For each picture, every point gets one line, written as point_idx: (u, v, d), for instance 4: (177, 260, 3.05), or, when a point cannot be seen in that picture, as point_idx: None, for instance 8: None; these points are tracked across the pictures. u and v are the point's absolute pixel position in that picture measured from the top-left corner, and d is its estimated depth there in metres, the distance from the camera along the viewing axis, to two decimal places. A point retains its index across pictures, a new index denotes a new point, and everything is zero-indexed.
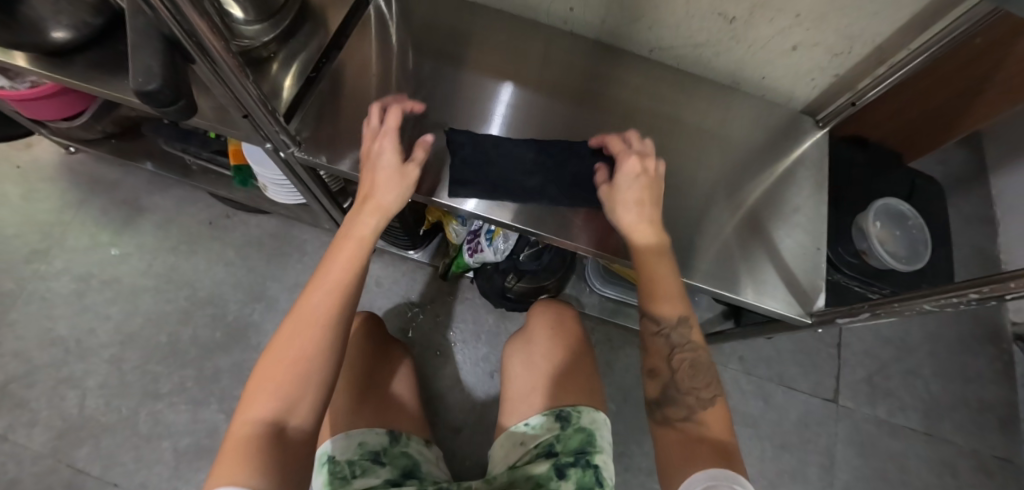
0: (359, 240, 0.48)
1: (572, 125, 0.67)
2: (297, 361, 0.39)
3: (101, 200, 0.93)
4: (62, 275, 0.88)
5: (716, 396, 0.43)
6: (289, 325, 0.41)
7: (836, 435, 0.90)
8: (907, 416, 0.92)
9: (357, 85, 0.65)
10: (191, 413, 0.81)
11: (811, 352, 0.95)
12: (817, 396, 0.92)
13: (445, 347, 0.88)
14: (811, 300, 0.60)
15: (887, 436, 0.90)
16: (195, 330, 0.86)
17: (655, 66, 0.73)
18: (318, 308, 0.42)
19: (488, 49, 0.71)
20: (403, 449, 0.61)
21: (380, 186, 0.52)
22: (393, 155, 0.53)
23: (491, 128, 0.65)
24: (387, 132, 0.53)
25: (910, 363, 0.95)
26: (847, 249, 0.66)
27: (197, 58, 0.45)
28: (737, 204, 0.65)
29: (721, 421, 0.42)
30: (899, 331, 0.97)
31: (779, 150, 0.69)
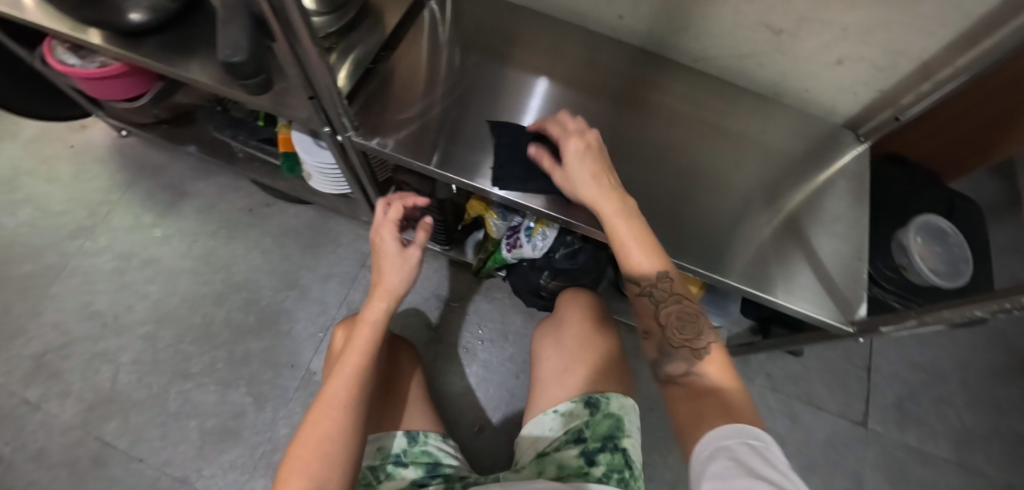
0: (371, 325, 0.51)
1: (611, 125, 0.70)
2: (322, 445, 0.42)
3: (147, 183, 0.97)
4: (104, 252, 0.91)
5: (712, 341, 0.43)
6: (314, 411, 0.45)
7: (864, 459, 0.88)
8: (938, 445, 0.90)
9: (406, 77, 0.68)
10: (220, 394, 0.82)
11: (839, 373, 0.94)
12: (844, 418, 0.91)
13: (472, 345, 0.89)
14: (853, 309, 0.61)
15: (916, 463, 0.88)
16: (228, 313, 0.88)
17: (699, 74, 0.75)
18: (338, 389, 0.46)
19: (532, 49, 0.74)
20: (423, 447, 0.60)
21: (388, 274, 0.54)
22: (394, 241, 0.55)
23: (524, 119, 0.67)
24: (385, 223, 0.56)
25: (941, 390, 0.94)
26: (884, 262, 0.67)
27: (279, 38, 0.47)
28: (776, 209, 0.67)
29: (722, 366, 0.41)
30: (930, 356, 0.96)
31: (820, 160, 0.71)
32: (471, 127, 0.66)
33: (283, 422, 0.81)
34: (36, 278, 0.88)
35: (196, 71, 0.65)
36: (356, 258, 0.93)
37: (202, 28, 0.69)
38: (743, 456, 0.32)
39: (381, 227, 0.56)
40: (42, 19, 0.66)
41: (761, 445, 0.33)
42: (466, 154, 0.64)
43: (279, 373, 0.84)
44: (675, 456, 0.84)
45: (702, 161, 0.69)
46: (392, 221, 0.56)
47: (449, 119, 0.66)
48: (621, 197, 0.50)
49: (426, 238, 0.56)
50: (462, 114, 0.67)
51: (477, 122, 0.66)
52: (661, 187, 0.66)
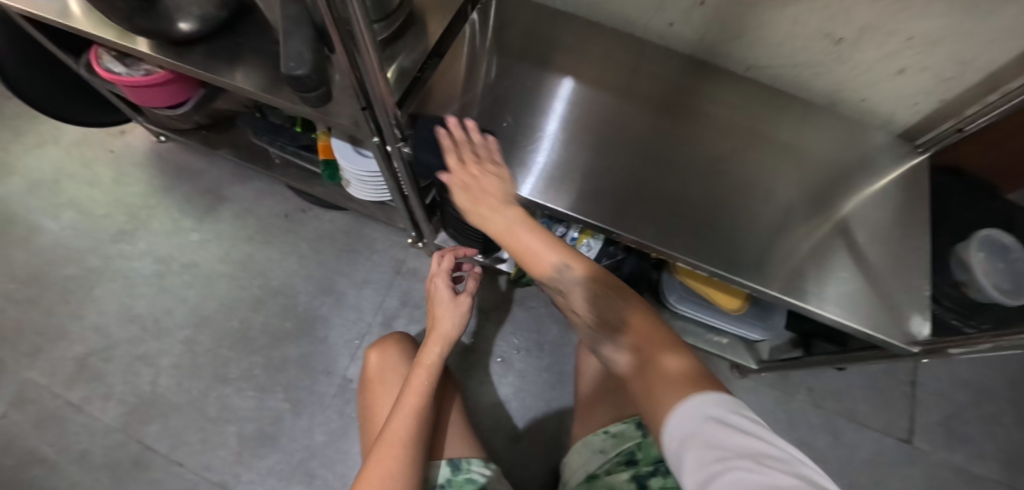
0: (427, 367, 0.55)
1: (653, 131, 0.69)
2: (385, 483, 0.46)
3: (185, 189, 0.97)
4: (144, 256, 0.92)
5: (625, 308, 0.46)
6: (376, 450, 0.48)
7: (910, 479, 0.85)
8: (988, 465, 0.87)
9: (449, 84, 0.67)
10: (257, 400, 0.82)
11: (883, 388, 0.92)
12: (889, 436, 0.88)
13: (507, 355, 0.88)
14: (916, 329, 0.59)
15: (965, 485, 0.85)
16: (265, 319, 0.88)
17: (747, 82, 0.73)
18: (399, 429, 0.49)
19: (570, 55, 0.73)
20: (467, 476, 0.58)
21: (442, 322, 0.59)
22: (447, 287, 0.61)
23: (548, 123, 0.67)
24: (439, 274, 0.62)
25: (992, 409, 0.91)
26: (944, 279, 0.65)
27: (337, 48, 0.47)
28: (830, 221, 0.65)
29: (647, 327, 0.44)
30: (980, 373, 0.93)
31: (875, 171, 0.69)
32: (511, 135, 0.65)
33: (320, 429, 0.81)
34: (79, 281, 0.89)
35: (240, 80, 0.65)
36: (391, 265, 0.93)
37: (245, 34, 0.69)
38: (705, 432, 0.30)
39: (435, 275, 0.63)
40: (89, 26, 0.66)
41: (718, 408, 0.32)
42: (509, 160, 0.63)
43: (315, 380, 0.84)
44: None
45: (749, 170, 0.68)
46: (444, 273, 0.62)
47: (494, 128, 0.65)
48: (509, 215, 0.54)
49: (476, 284, 0.63)
50: (500, 119, 0.66)
51: (520, 131, 0.66)
52: (709, 196, 0.65)
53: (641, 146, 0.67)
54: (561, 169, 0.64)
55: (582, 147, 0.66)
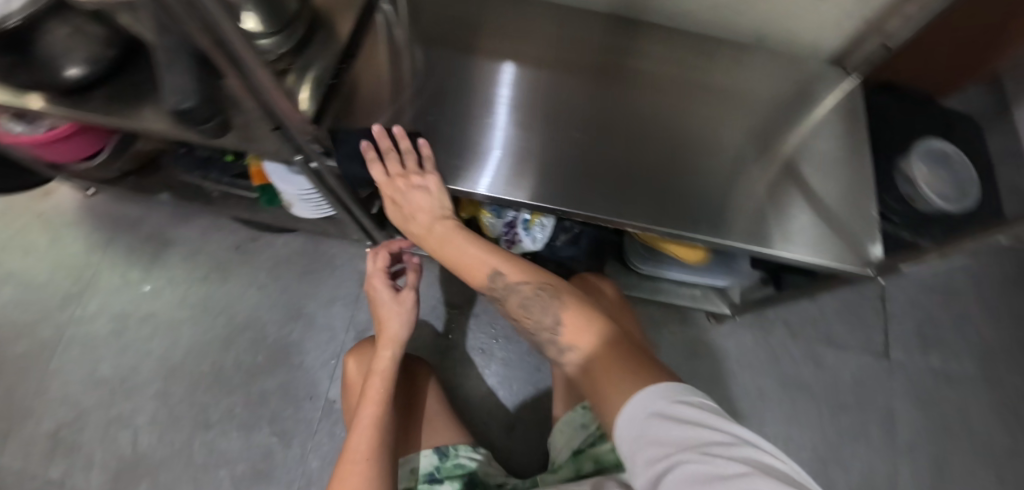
0: (381, 373, 0.54)
1: (593, 98, 0.67)
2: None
3: (126, 239, 0.93)
4: (98, 316, 0.88)
5: (559, 310, 0.44)
6: (340, 466, 0.48)
7: (893, 390, 0.89)
8: (961, 362, 0.92)
9: (371, 84, 0.64)
10: (244, 438, 0.81)
11: (855, 308, 0.95)
12: (868, 352, 0.91)
13: (487, 346, 0.88)
14: (866, 251, 0.60)
15: (944, 385, 0.90)
16: (237, 356, 0.86)
17: (674, 33, 0.74)
18: (361, 444, 0.48)
19: (496, 34, 0.71)
20: (456, 461, 0.58)
21: (388, 322, 0.57)
22: (386, 287, 0.59)
23: (498, 112, 0.64)
24: (375, 274, 0.60)
25: (958, 308, 0.96)
26: (891, 196, 0.65)
27: (228, 72, 0.44)
28: (774, 157, 0.66)
29: (581, 325, 0.42)
30: (942, 277, 0.98)
31: (808, 101, 0.71)
32: (444, 126, 0.62)
33: (313, 455, 0.80)
34: (33, 355, 0.86)
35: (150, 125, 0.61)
36: (355, 278, 0.92)
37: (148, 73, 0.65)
38: (649, 430, 0.30)
39: (371, 277, 0.61)
40: None
41: (664, 399, 0.31)
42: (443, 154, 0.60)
43: (299, 407, 0.83)
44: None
45: (691, 119, 0.67)
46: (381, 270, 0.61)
47: (423, 122, 0.62)
48: (440, 229, 0.56)
49: (416, 278, 0.61)
50: (435, 113, 0.63)
51: (452, 121, 0.63)
52: (657, 150, 0.65)
53: (583, 114, 0.66)
54: (514, 156, 0.61)
55: (534, 129, 0.64)
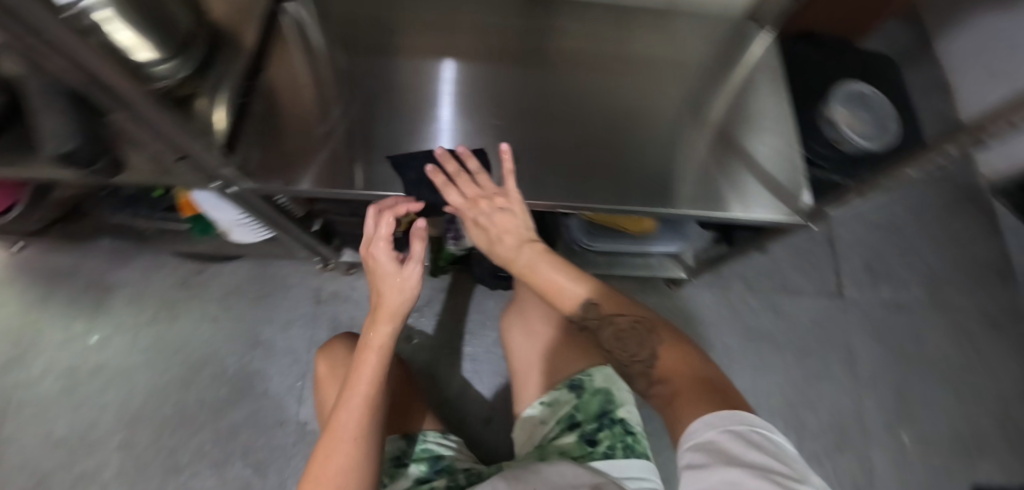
0: (376, 351, 0.49)
1: (527, 85, 0.67)
2: (337, 480, 0.44)
3: (63, 290, 0.89)
4: (46, 375, 0.84)
5: (660, 347, 0.41)
6: (324, 444, 0.45)
7: (849, 327, 0.94)
8: (910, 290, 0.98)
9: (289, 98, 0.62)
10: (218, 475, 0.79)
11: (808, 252, 0.98)
12: (822, 293, 0.96)
13: (453, 344, 0.87)
14: (796, 198, 0.61)
15: (895, 314, 0.96)
16: (200, 393, 0.84)
17: (594, 10, 0.74)
18: (346, 424, 0.45)
19: (419, 32, 0.69)
20: (423, 446, 0.58)
21: (387, 297, 0.49)
22: (390, 258, 0.50)
23: (440, 112, 0.63)
24: (378, 238, 0.50)
25: (904, 240, 1.01)
26: (817, 141, 0.65)
27: (116, 108, 0.42)
28: (705, 119, 0.67)
29: (682, 364, 0.39)
30: (887, 213, 1.03)
31: (731, 59, 0.72)
32: (373, 132, 0.60)
33: (293, 479, 0.80)
34: None
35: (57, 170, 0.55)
36: (310, 296, 0.91)
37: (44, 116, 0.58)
38: (718, 441, 0.30)
39: (372, 241, 0.51)
40: None
41: (752, 426, 0.31)
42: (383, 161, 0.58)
43: (271, 434, 0.82)
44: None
45: (625, 91, 0.68)
46: (385, 237, 0.50)
47: (354, 131, 0.60)
48: (522, 250, 0.49)
49: (424, 250, 0.50)
50: (368, 120, 0.61)
51: (383, 126, 0.61)
52: (596, 127, 0.65)
53: (520, 103, 0.65)
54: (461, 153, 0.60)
55: (474, 123, 0.63)
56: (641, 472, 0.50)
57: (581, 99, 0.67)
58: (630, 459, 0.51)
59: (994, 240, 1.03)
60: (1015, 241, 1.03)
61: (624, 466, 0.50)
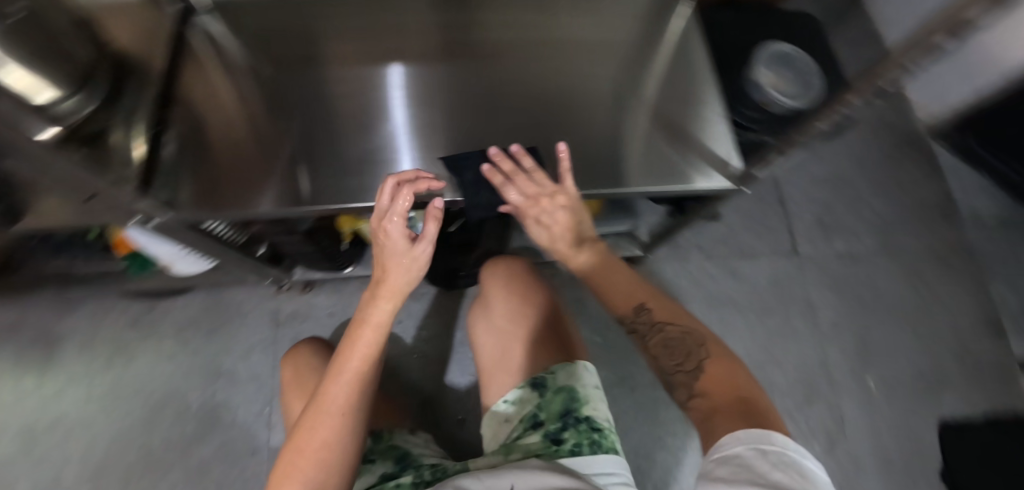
0: (374, 326, 0.54)
1: (501, 94, 0.72)
2: (320, 450, 0.49)
3: (109, 337, 0.94)
4: (70, 383, 0.91)
5: (705, 359, 0.47)
6: (310, 415, 0.50)
7: (836, 390, 1.01)
8: (897, 362, 1.04)
9: (256, 110, 0.70)
10: (230, 416, 0.89)
11: (781, 307, 1.06)
12: (805, 352, 1.03)
13: (445, 333, 1.00)
14: (728, 160, 0.66)
15: (866, 373, 1.03)
16: (194, 351, 0.93)
17: (515, 15, 0.79)
18: (338, 396, 0.51)
19: (342, 40, 0.76)
20: (390, 443, 0.63)
21: (393, 272, 0.55)
22: (401, 236, 0.54)
23: (394, 114, 0.70)
24: (392, 214, 0.53)
25: (866, 267, 1.11)
26: (746, 105, 0.70)
27: None
28: (662, 110, 0.71)
29: (727, 382, 0.45)
30: (856, 244, 1.12)
31: (656, 27, 0.79)
32: (401, 131, 0.68)
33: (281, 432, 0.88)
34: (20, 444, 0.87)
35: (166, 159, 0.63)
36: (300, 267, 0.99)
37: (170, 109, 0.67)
38: (746, 456, 0.35)
39: (384, 216, 0.54)
40: None
41: (782, 451, 0.34)
42: (390, 165, 0.66)
43: (260, 388, 0.91)
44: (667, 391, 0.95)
45: (580, 106, 0.72)
46: (398, 213, 0.53)
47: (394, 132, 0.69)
48: (588, 265, 0.60)
49: (436, 232, 0.54)
50: None
51: (414, 125, 0.69)
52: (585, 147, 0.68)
53: (525, 113, 0.71)
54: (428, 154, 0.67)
55: (487, 128, 0.69)
56: (605, 468, 0.54)
57: (542, 113, 0.71)
58: (595, 455, 0.55)
59: (935, 183, 1.19)
60: (953, 182, 1.20)
61: (589, 463, 0.54)
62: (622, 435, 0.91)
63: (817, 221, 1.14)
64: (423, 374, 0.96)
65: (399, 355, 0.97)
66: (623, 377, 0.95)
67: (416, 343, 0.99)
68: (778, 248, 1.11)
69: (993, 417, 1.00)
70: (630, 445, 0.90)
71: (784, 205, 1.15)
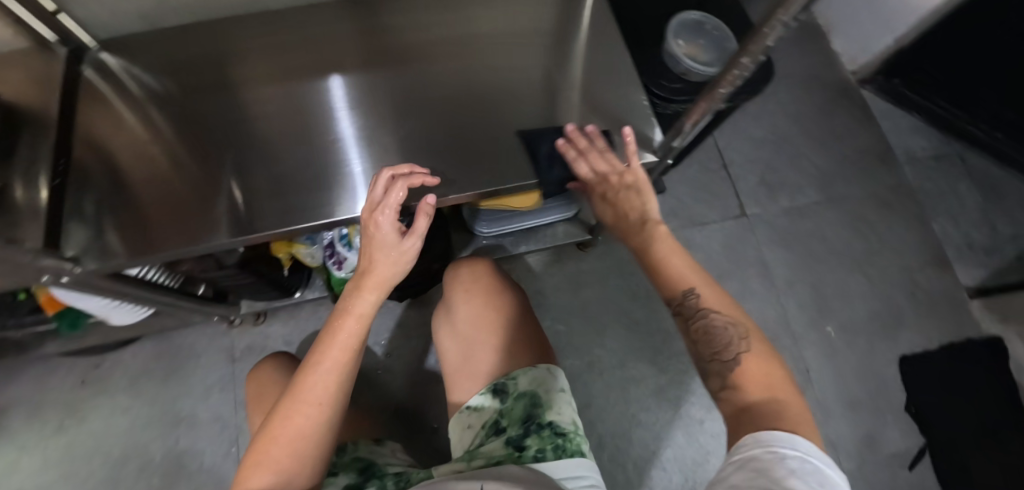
0: (357, 317, 0.51)
1: (431, 95, 0.71)
2: (296, 441, 0.47)
3: (59, 399, 0.90)
4: (21, 452, 0.87)
5: (743, 353, 0.44)
6: (288, 402, 0.48)
7: (796, 344, 1.04)
8: (851, 309, 1.07)
9: (177, 140, 0.66)
10: (195, 460, 0.87)
11: (736, 271, 1.08)
12: (764, 311, 1.05)
13: (407, 342, 0.98)
14: (650, 137, 0.66)
15: (824, 324, 1.06)
16: (145, 401, 0.90)
17: (428, 16, 0.77)
18: (315, 389, 0.48)
19: (258, 58, 0.73)
20: (353, 455, 0.61)
21: (380, 264, 0.52)
22: (392, 229, 0.52)
23: (341, 127, 0.68)
24: (386, 203, 0.52)
25: (813, 219, 1.14)
26: (671, 78, 0.73)
27: None
28: (592, 94, 0.70)
29: (764, 379, 0.42)
30: (800, 199, 1.15)
31: (577, 7, 0.78)
32: (332, 149, 0.67)
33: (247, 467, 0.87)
34: None
35: (81, 213, 0.59)
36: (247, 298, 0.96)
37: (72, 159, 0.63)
38: (765, 462, 0.33)
39: (377, 207, 0.52)
40: None
41: (804, 458, 0.33)
42: (332, 179, 0.65)
43: (224, 428, 0.89)
44: (635, 368, 0.96)
45: (510, 98, 0.71)
46: (394, 205, 0.51)
47: (326, 147, 0.67)
48: (644, 241, 0.54)
49: (428, 227, 0.52)
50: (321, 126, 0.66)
51: (338, 141, 0.67)
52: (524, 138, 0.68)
53: (458, 112, 0.70)
54: (376, 153, 0.66)
55: (417, 134, 0.68)
56: (573, 471, 0.54)
57: (474, 111, 0.70)
58: (560, 459, 0.54)
59: (869, 129, 1.23)
60: (887, 126, 1.24)
61: (555, 467, 0.53)
62: (597, 418, 0.92)
63: (760, 181, 1.16)
64: (391, 388, 0.95)
65: (365, 371, 0.95)
66: (591, 362, 0.96)
67: (381, 358, 0.97)
68: (726, 212, 1.13)
69: (948, 346, 1.05)
70: (606, 429, 0.91)
71: (727, 169, 1.16)
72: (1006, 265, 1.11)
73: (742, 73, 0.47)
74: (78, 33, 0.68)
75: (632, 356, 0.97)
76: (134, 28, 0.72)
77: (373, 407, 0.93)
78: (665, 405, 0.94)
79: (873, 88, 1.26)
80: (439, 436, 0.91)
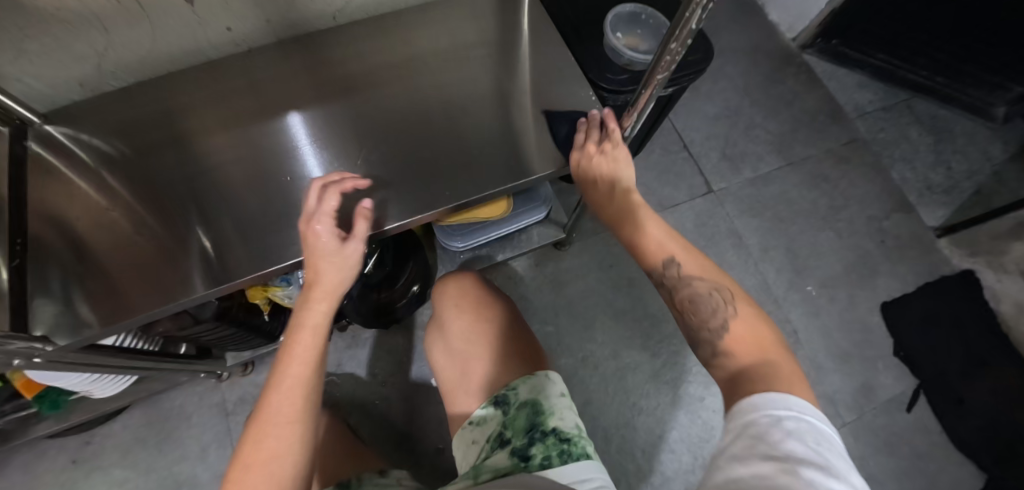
0: (312, 329, 0.51)
1: (384, 121, 0.71)
2: (271, 462, 0.44)
3: (52, 484, 0.87)
4: None
5: (730, 318, 0.44)
6: (258, 425, 0.46)
7: (780, 309, 1.06)
8: (828, 266, 1.10)
9: (135, 201, 0.65)
10: None
11: (713, 245, 1.10)
12: (745, 280, 1.07)
13: (400, 368, 0.98)
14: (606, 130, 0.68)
15: (803, 285, 1.08)
16: (141, 471, 0.88)
17: (371, 44, 0.78)
18: (282, 406, 0.47)
19: (206, 109, 0.73)
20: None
21: (326, 272, 0.52)
22: (331, 235, 0.52)
23: (308, 164, 0.69)
24: (321, 214, 0.53)
25: (778, 185, 1.17)
26: (614, 72, 0.76)
27: None
28: (542, 98, 0.72)
29: (753, 342, 0.42)
30: (763, 167, 1.18)
31: (514, 16, 0.79)
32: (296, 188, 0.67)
33: None
34: None
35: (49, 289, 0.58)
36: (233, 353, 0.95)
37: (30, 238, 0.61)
38: (761, 425, 0.34)
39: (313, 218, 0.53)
40: None
41: (799, 417, 0.34)
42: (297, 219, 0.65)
43: None
44: (629, 357, 0.97)
45: (464, 111, 0.72)
46: (329, 214, 0.53)
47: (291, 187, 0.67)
48: (627, 212, 0.54)
49: (367, 229, 0.54)
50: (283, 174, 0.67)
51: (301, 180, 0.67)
52: (483, 149, 0.69)
53: (416, 133, 0.70)
54: None
55: (377, 161, 0.68)
56: (580, 474, 0.52)
57: (429, 130, 0.70)
58: (566, 464, 0.53)
59: (817, 90, 1.27)
60: (834, 85, 1.28)
61: (561, 472, 0.51)
62: (598, 412, 0.93)
63: (721, 155, 1.19)
64: (390, 416, 0.94)
65: (362, 404, 0.95)
66: (584, 358, 0.96)
67: (376, 387, 0.96)
68: (694, 191, 1.15)
69: (925, 286, 1.08)
70: (608, 421, 0.92)
71: (688, 149, 1.19)
72: (965, 201, 1.16)
73: (674, 58, 0.49)
74: (19, 109, 0.66)
75: (624, 346, 0.98)
76: (74, 97, 0.71)
77: (375, 439, 0.93)
78: (662, 388, 0.95)
79: (815, 52, 1.30)
80: (444, 456, 0.91)
